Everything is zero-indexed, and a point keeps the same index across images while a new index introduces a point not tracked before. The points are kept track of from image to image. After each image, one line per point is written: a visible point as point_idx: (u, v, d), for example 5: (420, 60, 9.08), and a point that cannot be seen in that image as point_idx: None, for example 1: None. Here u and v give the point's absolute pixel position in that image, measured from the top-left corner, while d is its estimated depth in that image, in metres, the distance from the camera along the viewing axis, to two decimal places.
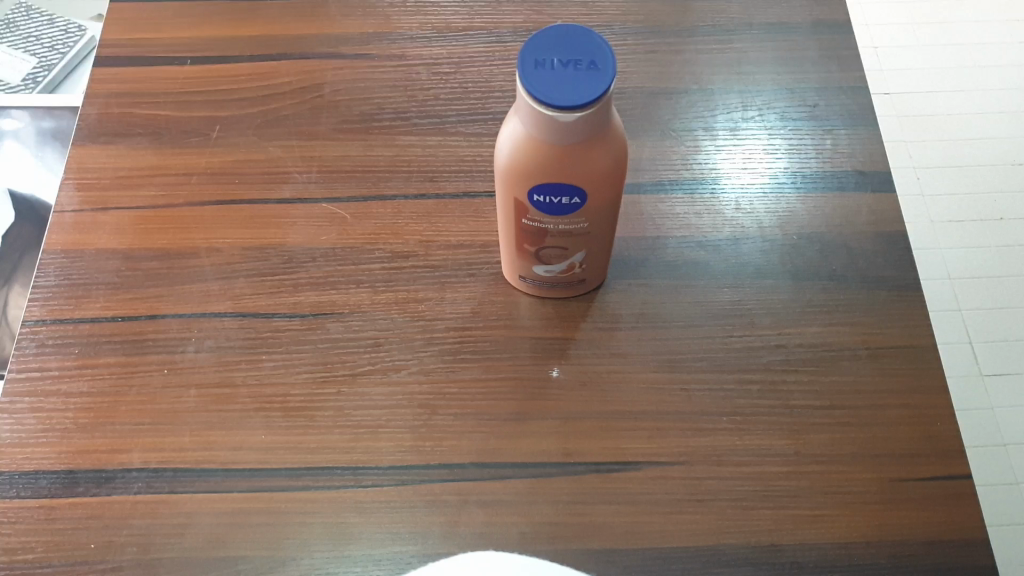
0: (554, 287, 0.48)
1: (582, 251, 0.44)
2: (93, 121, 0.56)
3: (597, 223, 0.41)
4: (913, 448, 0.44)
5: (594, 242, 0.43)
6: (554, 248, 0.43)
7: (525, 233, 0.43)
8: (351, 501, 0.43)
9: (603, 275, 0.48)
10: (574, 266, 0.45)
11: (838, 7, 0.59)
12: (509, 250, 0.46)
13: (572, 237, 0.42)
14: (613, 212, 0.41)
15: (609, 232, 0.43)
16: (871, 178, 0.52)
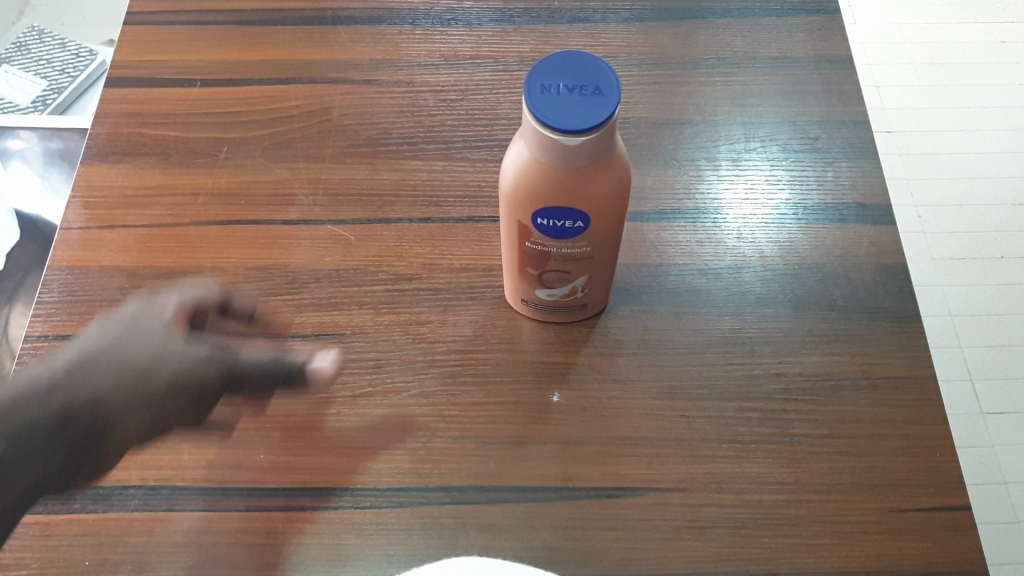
0: (557, 311, 0.48)
1: (584, 276, 0.44)
2: (102, 140, 0.56)
3: (599, 248, 0.42)
4: (913, 479, 0.43)
5: (596, 267, 0.44)
6: (557, 271, 0.44)
7: (528, 256, 0.43)
8: (349, 522, 0.43)
9: (605, 300, 0.49)
10: (577, 290, 0.46)
11: (841, 42, 0.59)
12: (510, 273, 0.46)
13: (576, 261, 0.43)
14: (614, 237, 0.41)
15: (612, 257, 0.43)
16: (872, 211, 0.52)
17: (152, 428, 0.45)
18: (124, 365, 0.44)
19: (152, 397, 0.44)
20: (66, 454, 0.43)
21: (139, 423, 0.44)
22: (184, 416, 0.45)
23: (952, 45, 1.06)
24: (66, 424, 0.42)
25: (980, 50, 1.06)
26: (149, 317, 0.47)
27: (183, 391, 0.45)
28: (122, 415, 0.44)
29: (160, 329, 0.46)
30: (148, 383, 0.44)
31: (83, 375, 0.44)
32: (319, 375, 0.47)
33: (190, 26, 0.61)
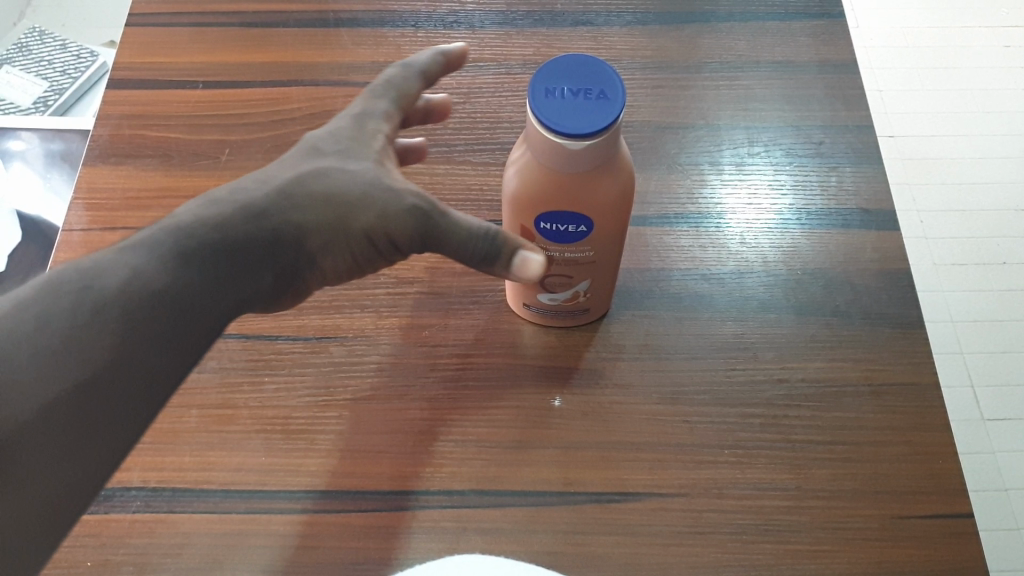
0: (558, 315, 0.48)
1: (586, 280, 0.44)
2: (104, 141, 0.56)
3: (602, 252, 0.42)
4: (915, 485, 0.43)
5: (599, 270, 0.43)
6: (559, 276, 0.44)
7: None
8: (349, 525, 0.43)
9: (607, 304, 0.48)
10: (579, 294, 0.46)
11: (844, 47, 0.59)
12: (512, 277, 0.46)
13: (579, 265, 0.42)
14: (617, 241, 0.41)
15: (614, 262, 0.43)
16: (876, 217, 0.52)
17: (347, 262, 0.40)
18: (356, 188, 0.38)
19: (368, 229, 0.38)
20: (267, 272, 0.37)
21: (340, 253, 0.39)
22: (380, 249, 0.40)
23: (956, 49, 1.04)
24: (279, 241, 0.37)
25: (986, 55, 1.04)
26: (363, 136, 0.41)
27: (395, 236, 0.39)
28: (323, 245, 0.39)
29: (374, 162, 0.40)
30: (379, 211, 0.38)
31: (317, 187, 0.38)
32: (520, 265, 0.39)
33: (192, 28, 0.61)
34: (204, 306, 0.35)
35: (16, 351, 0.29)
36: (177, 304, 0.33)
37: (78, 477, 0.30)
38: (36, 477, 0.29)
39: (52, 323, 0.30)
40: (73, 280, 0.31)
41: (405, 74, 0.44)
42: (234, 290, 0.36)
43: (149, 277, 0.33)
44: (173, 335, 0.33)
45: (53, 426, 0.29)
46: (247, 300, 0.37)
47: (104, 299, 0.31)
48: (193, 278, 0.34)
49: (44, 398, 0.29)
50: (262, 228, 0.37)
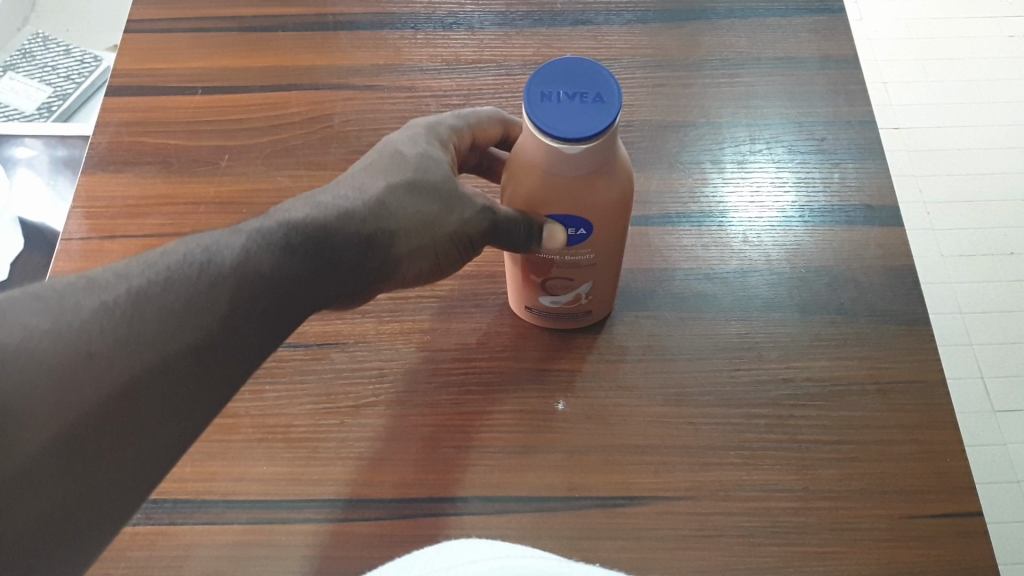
0: (561, 317, 0.48)
1: (588, 282, 0.44)
2: (103, 149, 0.56)
3: (603, 253, 0.41)
4: (924, 485, 0.43)
5: (600, 273, 0.43)
6: (560, 278, 0.43)
7: (531, 264, 0.42)
8: (350, 535, 0.42)
9: (611, 305, 0.48)
10: (582, 296, 0.45)
11: (847, 42, 0.59)
12: (512, 281, 0.46)
13: (579, 267, 0.42)
14: (617, 242, 0.41)
15: (615, 263, 0.43)
16: (880, 213, 0.51)
17: (426, 267, 0.42)
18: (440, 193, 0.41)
19: (449, 234, 0.41)
20: (360, 275, 0.39)
21: (421, 259, 0.42)
22: (452, 253, 0.43)
23: (965, 37, 0.96)
24: (378, 245, 0.39)
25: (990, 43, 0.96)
26: (435, 145, 0.42)
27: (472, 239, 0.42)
28: (410, 249, 0.40)
29: (449, 170, 0.42)
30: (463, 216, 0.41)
31: (408, 192, 0.40)
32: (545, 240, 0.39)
33: (191, 33, 0.61)
34: (304, 291, 0.36)
35: (145, 309, 0.30)
36: (283, 285, 0.35)
37: (173, 436, 0.30)
38: (142, 433, 0.29)
39: (173, 290, 0.31)
40: (193, 257, 0.33)
41: (492, 114, 0.45)
42: (333, 285, 0.37)
43: (259, 258, 0.34)
44: (275, 319, 0.34)
45: (167, 384, 0.30)
46: (338, 297, 0.38)
47: (220, 274, 0.33)
48: (300, 263, 0.35)
49: (164, 353, 0.30)
50: (364, 228, 0.38)
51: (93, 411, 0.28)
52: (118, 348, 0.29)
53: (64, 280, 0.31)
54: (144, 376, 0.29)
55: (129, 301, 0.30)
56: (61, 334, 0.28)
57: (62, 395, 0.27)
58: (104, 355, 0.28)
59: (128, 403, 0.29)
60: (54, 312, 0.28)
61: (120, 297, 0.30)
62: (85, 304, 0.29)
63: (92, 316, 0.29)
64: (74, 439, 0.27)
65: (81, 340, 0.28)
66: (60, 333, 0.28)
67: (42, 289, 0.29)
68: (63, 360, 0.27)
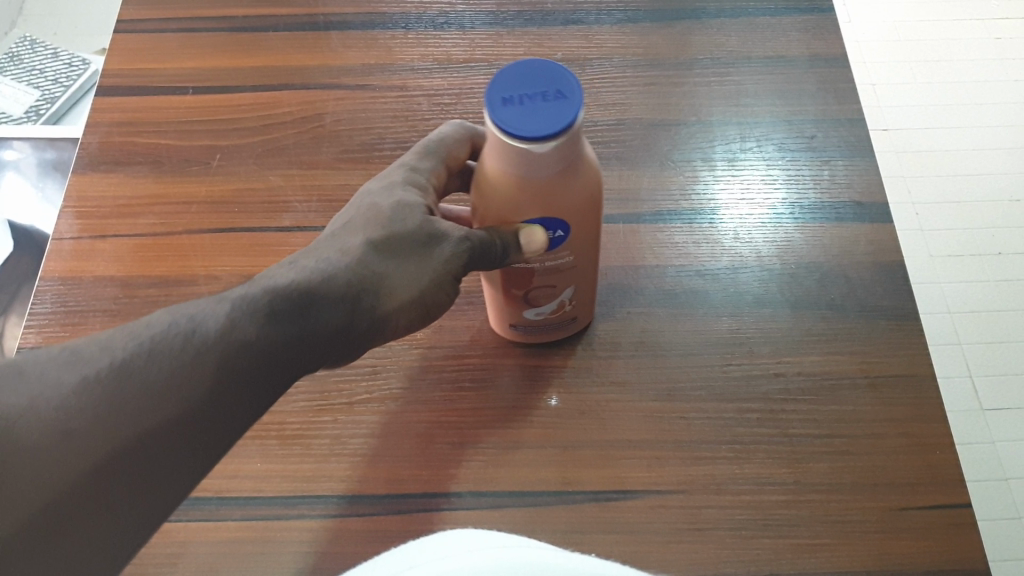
0: (544, 330, 0.47)
1: (569, 286, 0.43)
2: (94, 149, 0.56)
3: (580, 253, 0.41)
4: (913, 477, 0.43)
5: (579, 272, 0.42)
6: (543, 288, 0.43)
7: (513, 280, 0.42)
8: (345, 530, 0.42)
9: (589, 313, 0.48)
10: (566, 303, 0.45)
11: (835, 40, 0.59)
12: (491, 299, 0.45)
13: (562, 272, 0.42)
14: (592, 239, 0.40)
15: (592, 262, 0.43)
16: (869, 210, 0.52)
17: (419, 315, 0.41)
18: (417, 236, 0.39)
19: (435, 277, 0.40)
20: (354, 335, 0.38)
21: (414, 307, 0.41)
22: (445, 296, 0.41)
23: (954, 40, 0.96)
24: (363, 304, 0.38)
25: (976, 45, 0.96)
26: (408, 189, 0.41)
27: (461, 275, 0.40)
28: (398, 301, 0.39)
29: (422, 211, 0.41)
30: (441, 258, 0.39)
31: (385, 242, 0.39)
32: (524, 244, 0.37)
33: (182, 33, 0.61)
34: (293, 356, 0.35)
35: (126, 383, 0.31)
36: (270, 353, 0.34)
37: (153, 508, 0.31)
38: (126, 506, 0.30)
39: (156, 362, 0.32)
40: (181, 327, 0.33)
41: (457, 133, 0.44)
42: (324, 349, 0.37)
43: (246, 326, 0.34)
44: (261, 386, 0.34)
45: (147, 459, 0.30)
46: (333, 358, 0.38)
47: (206, 344, 0.33)
48: (288, 332, 0.35)
49: (141, 429, 0.30)
50: (349, 288, 0.37)
51: (70, 487, 0.29)
52: (94, 426, 0.29)
53: (55, 352, 0.32)
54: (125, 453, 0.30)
55: (113, 375, 0.31)
56: (41, 412, 0.29)
57: (36, 472, 0.28)
58: (79, 433, 0.29)
59: (109, 477, 0.29)
60: (34, 389, 0.30)
61: (103, 370, 0.31)
62: (66, 379, 0.30)
63: (72, 393, 0.30)
64: (55, 513, 0.28)
65: (59, 418, 0.29)
66: (39, 410, 0.29)
67: (27, 364, 0.30)
68: (37, 439, 0.28)
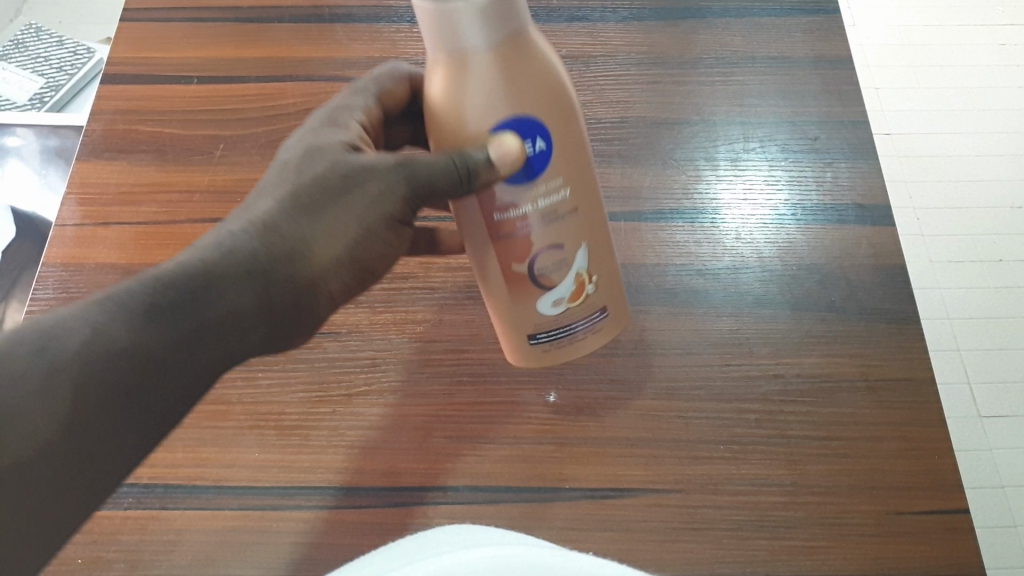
0: (571, 338, 0.42)
1: (581, 248, 0.40)
2: (98, 137, 0.56)
3: (573, 180, 0.38)
4: (912, 481, 0.43)
5: (584, 218, 0.39)
6: (550, 253, 0.39)
7: (514, 242, 0.38)
8: (340, 521, 0.43)
9: (619, 307, 0.43)
10: (584, 282, 0.41)
11: (839, 41, 0.59)
12: (506, 300, 0.41)
13: (565, 219, 0.38)
14: (581, 163, 0.38)
15: (595, 207, 0.40)
16: (872, 212, 0.52)
17: (351, 270, 0.40)
18: (339, 186, 0.38)
19: (362, 225, 0.39)
20: (267, 311, 0.37)
21: (347, 266, 0.40)
22: (377, 246, 0.40)
23: (958, 45, 0.96)
24: (278, 272, 0.37)
25: (981, 52, 0.96)
26: (324, 134, 0.41)
27: (395, 214, 0.39)
28: (326, 261, 0.39)
29: (341, 150, 0.40)
30: (368, 197, 0.39)
31: (303, 200, 0.38)
32: (498, 160, 0.35)
33: (187, 23, 0.61)
34: (179, 355, 0.34)
35: None
36: (147, 358, 0.33)
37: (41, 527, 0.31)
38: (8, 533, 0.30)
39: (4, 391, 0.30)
40: (32, 343, 0.32)
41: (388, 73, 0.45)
42: (227, 338, 0.36)
43: (110, 335, 0.32)
44: (140, 393, 0.33)
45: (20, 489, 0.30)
46: (245, 340, 0.37)
47: (60, 362, 0.31)
48: (187, 323, 0.35)
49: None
50: (262, 258, 0.37)
51: None
52: None
53: None
54: (14, 479, 0.30)
55: None
56: None
57: None
58: None
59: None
60: None
61: None
62: None
63: None
64: None
65: None
66: None
67: None
68: None
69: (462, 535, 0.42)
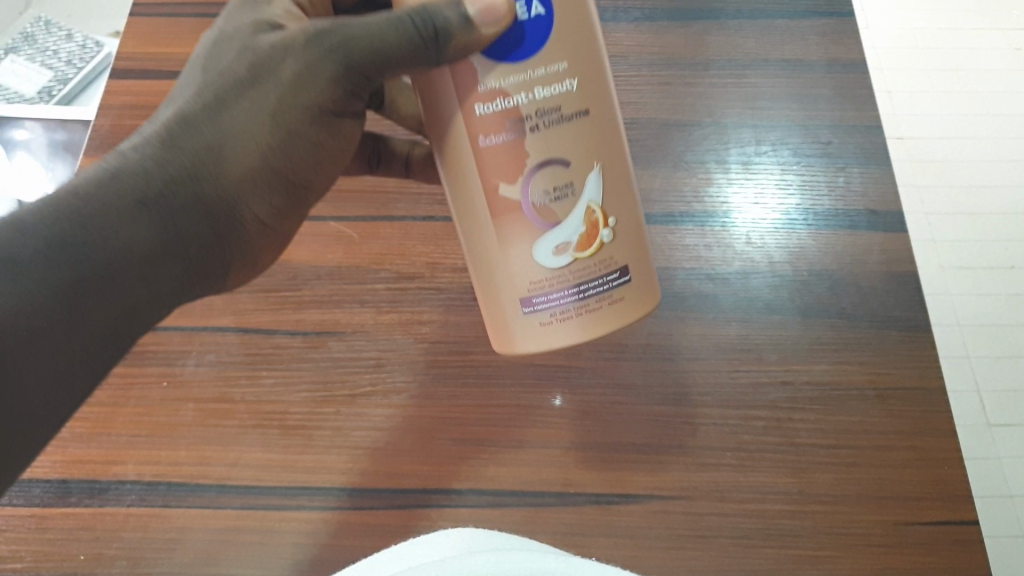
0: (583, 307, 0.39)
1: (591, 167, 0.37)
2: (105, 133, 0.56)
3: (583, 76, 0.36)
4: (921, 491, 0.43)
5: (593, 126, 0.37)
6: (545, 163, 0.36)
7: (503, 150, 0.36)
8: (343, 523, 0.43)
9: (643, 266, 0.40)
10: (593, 218, 0.38)
11: (853, 44, 0.58)
12: (498, 250, 0.38)
13: (569, 121, 0.36)
14: (593, 58, 0.36)
15: (610, 121, 0.37)
16: (884, 218, 0.51)
17: (275, 181, 0.39)
18: (242, 79, 0.37)
19: (274, 120, 0.37)
20: (186, 229, 0.37)
21: (273, 170, 0.38)
22: (304, 146, 0.39)
23: None
24: (185, 183, 0.36)
25: None
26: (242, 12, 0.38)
27: (318, 102, 0.37)
28: (242, 164, 0.37)
29: (255, 29, 0.38)
30: (278, 86, 0.37)
31: (208, 99, 0.37)
32: (476, 14, 0.34)
33: (196, 18, 0.60)
34: (112, 275, 0.34)
35: None
36: (78, 276, 0.32)
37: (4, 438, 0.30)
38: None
39: None
40: None
41: None
42: (154, 262, 0.36)
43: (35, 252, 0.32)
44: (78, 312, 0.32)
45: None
46: (171, 261, 0.36)
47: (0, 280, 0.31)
48: (90, 256, 0.33)
49: None
50: (164, 174, 0.36)
51: None
52: None
53: None
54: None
55: None
56: None
57: None
58: None
59: None
60: None
61: None
62: None
63: None
64: None
65: None
66: None
67: None
68: None
69: (467, 537, 0.41)
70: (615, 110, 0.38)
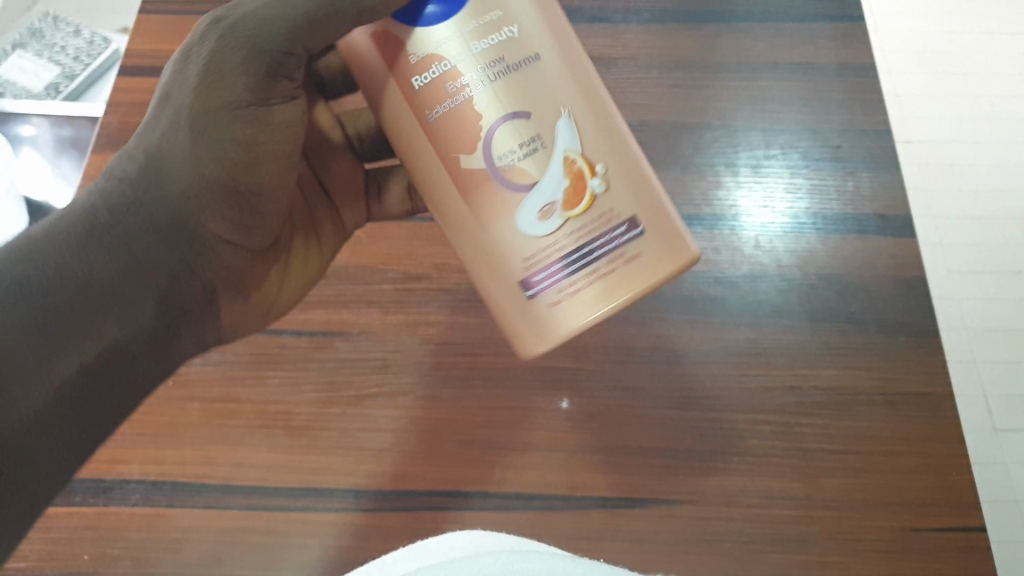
0: (587, 273, 0.35)
1: (559, 115, 0.35)
2: (114, 130, 0.57)
3: (516, 23, 0.35)
4: (928, 497, 0.43)
5: (549, 75, 0.35)
6: (501, 118, 0.34)
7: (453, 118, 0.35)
8: (350, 525, 0.43)
9: (655, 213, 0.36)
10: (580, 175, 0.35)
11: (864, 48, 0.57)
12: (480, 231, 0.36)
13: (517, 70, 0.34)
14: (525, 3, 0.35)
15: (564, 66, 0.35)
16: (892, 223, 0.51)
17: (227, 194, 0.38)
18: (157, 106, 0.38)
19: (193, 126, 0.37)
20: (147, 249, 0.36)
21: (214, 178, 0.38)
22: (241, 152, 0.38)
23: None
24: (130, 209, 0.36)
25: None
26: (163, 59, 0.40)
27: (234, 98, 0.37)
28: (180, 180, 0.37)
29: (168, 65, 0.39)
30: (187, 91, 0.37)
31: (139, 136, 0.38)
32: None
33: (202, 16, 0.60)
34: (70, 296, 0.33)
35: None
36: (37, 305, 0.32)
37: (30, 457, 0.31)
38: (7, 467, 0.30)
39: None
40: None
41: None
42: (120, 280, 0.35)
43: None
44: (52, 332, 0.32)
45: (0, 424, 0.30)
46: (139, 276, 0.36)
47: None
48: (57, 285, 0.33)
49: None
50: (108, 202, 0.36)
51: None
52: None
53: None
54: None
55: None
56: None
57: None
58: None
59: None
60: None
61: None
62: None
63: None
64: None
65: None
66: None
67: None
68: None
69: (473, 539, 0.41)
70: (571, 53, 0.36)
